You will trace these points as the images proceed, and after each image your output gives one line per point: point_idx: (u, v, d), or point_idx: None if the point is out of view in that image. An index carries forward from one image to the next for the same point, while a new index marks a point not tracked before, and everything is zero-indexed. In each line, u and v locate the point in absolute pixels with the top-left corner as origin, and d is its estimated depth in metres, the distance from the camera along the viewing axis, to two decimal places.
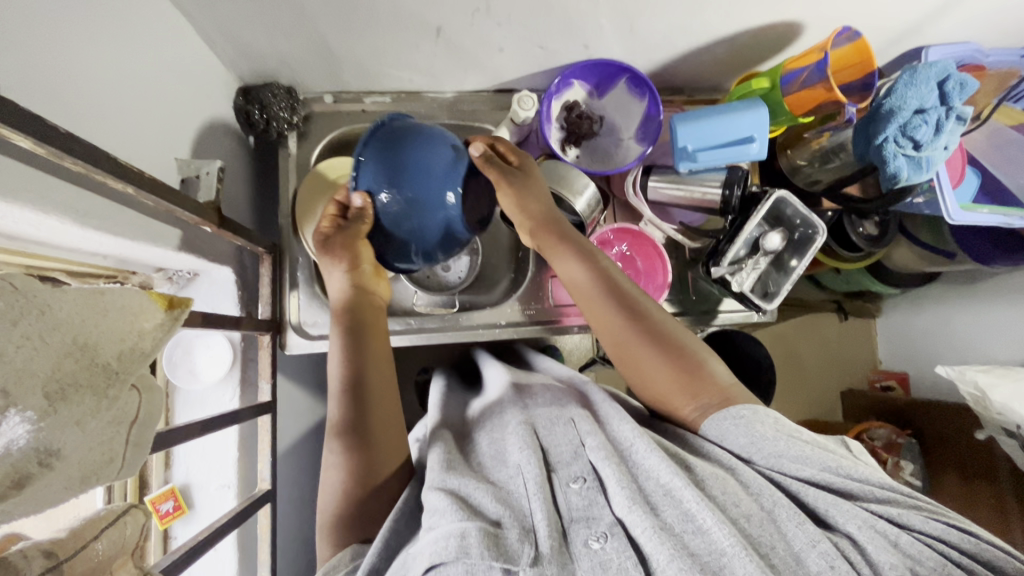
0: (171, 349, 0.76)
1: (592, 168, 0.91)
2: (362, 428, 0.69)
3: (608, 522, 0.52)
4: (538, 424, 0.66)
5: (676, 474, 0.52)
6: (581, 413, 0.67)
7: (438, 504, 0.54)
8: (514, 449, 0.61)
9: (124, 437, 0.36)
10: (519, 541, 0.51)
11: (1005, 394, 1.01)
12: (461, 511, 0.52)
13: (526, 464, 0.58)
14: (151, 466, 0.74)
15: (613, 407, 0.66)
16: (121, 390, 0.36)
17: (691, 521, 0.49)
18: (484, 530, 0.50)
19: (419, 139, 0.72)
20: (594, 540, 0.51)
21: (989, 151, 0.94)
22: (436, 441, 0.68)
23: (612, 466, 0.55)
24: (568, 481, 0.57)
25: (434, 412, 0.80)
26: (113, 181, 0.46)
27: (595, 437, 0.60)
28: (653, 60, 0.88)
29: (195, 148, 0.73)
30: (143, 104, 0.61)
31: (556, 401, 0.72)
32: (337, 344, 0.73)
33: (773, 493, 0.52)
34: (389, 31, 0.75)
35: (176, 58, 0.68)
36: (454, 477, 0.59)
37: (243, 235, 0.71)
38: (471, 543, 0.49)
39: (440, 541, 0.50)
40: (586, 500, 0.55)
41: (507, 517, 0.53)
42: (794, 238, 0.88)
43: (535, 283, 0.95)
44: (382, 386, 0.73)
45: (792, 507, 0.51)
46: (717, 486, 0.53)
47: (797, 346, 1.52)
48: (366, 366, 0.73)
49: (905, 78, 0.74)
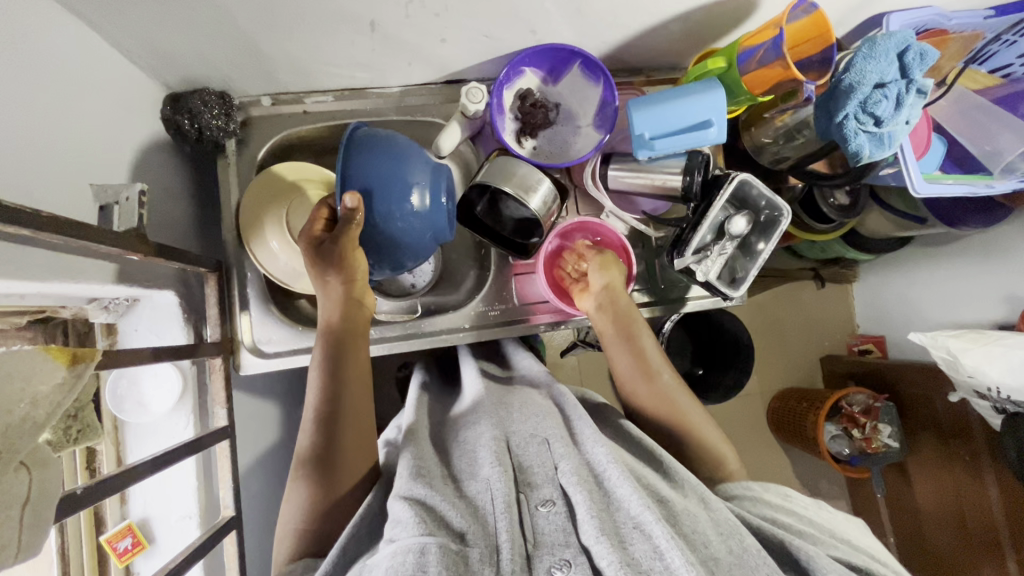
0: (115, 382, 0.72)
1: (549, 159, 0.88)
2: (329, 452, 0.67)
3: (574, 550, 0.51)
4: (512, 441, 0.64)
5: (647, 507, 0.51)
6: (557, 432, 0.65)
7: (401, 515, 0.52)
8: (485, 463, 0.59)
9: (16, 521, 0.33)
10: (481, 561, 0.49)
11: (975, 358, 1.01)
12: (424, 524, 0.50)
13: (495, 481, 0.56)
14: (105, 504, 0.71)
15: (590, 428, 0.64)
16: (4, 473, 0.33)
17: (659, 559, 0.48)
18: (444, 547, 0.48)
19: (390, 154, 0.75)
20: (557, 568, 0.50)
21: (955, 117, 0.92)
22: (409, 445, 0.66)
23: (582, 493, 0.53)
24: (538, 504, 0.56)
25: (410, 412, 0.77)
26: (1, 226, 0.41)
27: (569, 460, 0.58)
28: (606, 41, 0.84)
29: (116, 167, 0.68)
30: (45, 129, 0.56)
31: (534, 412, 0.69)
32: (320, 363, 0.72)
33: (743, 539, 0.52)
34: (319, 27, 0.70)
35: (81, 72, 0.62)
36: (421, 487, 0.57)
37: (179, 258, 0.67)
38: (429, 561, 0.46)
39: (399, 556, 0.47)
40: (554, 525, 0.54)
41: (472, 533, 0.51)
42: (759, 221, 0.85)
43: (500, 282, 0.92)
44: (359, 408, 0.71)
45: (764, 557, 0.50)
46: (689, 524, 0.53)
47: (776, 316, 1.52)
48: (344, 390, 0.70)
49: (864, 51, 0.71)
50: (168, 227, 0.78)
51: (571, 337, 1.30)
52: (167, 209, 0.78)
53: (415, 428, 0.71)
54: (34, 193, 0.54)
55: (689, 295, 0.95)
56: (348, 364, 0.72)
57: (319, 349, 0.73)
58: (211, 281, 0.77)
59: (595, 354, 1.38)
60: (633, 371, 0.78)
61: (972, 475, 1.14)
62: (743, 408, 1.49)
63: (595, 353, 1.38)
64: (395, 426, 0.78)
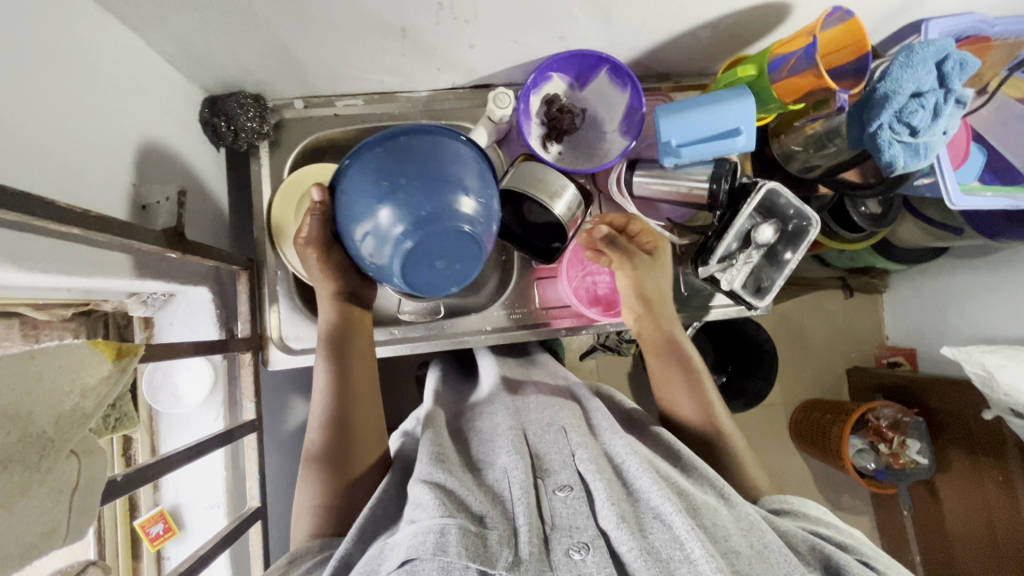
0: (152, 372, 0.75)
1: (575, 164, 0.88)
2: (345, 447, 0.68)
3: (592, 534, 0.51)
4: (529, 430, 0.65)
5: (667, 497, 0.52)
6: (574, 422, 0.66)
7: (422, 497, 0.53)
8: (503, 452, 0.60)
9: (66, 505, 0.35)
10: (499, 544, 0.49)
11: (1011, 375, 0.98)
12: (444, 506, 0.51)
13: (513, 469, 0.57)
14: (139, 492, 0.74)
15: (606, 418, 0.66)
16: (57, 460, 0.35)
17: (680, 549, 0.48)
18: (464, 528, 0.49)
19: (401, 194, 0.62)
20: (575, 551, 0.49)
21: (995, 127, 0.88)
22: (429, 427, 0.68)
23: (602, 480, 0.54)
24: (555, 488, 0.56)
25: (427, 400, 0.79)
26: (53, 225, 0.44)
27: (586, 449, 0.59)
28: (635, 47, 0.84)
29: (159, 168, 0.71)
30: (95, 132, 0.59)
31: (550, 404, 0.70)
32: (323, 350, 0.73)
33: (764, 534, 0.52)
34: (352, 33, 0.72)
35: (127, 77, 0.65)
36: (441, 472, 0.58)
37: (213, 257, 0.69)
38: (449, 541, 0.47)
39: (420, 535, 0.48)
40: (571, 508, 0.54)
41: (491, 516, 0.52)
42: (787, 230, 0.84)
43: (522, 287, 0.93)
44: (366, 386, 0.73)
45: (787, 555, 0.50)
46: (710, 518, 0.53)
47: (802, 326, 1.49)
48: (354, 391, 0.72)
49: (901, 60, 0.69)
50: (203, 226, 0.81)
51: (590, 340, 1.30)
52: (203, 209, 0.81)
53: (434, 414, 0.72)
54: (82, 194, 0.57)
55: (713, 303, 0.94)
56: (352, 350, 0.74)
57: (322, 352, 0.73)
58: (242, 278, 0.80)
59: (614, 359, 1.37)
60: (679, 374, 0.79)
61: (1005, 495, 1.10)
62: (766, 418, 1.47)
63: (614, 358, 1.37)
64: (413, 418, 0.79)
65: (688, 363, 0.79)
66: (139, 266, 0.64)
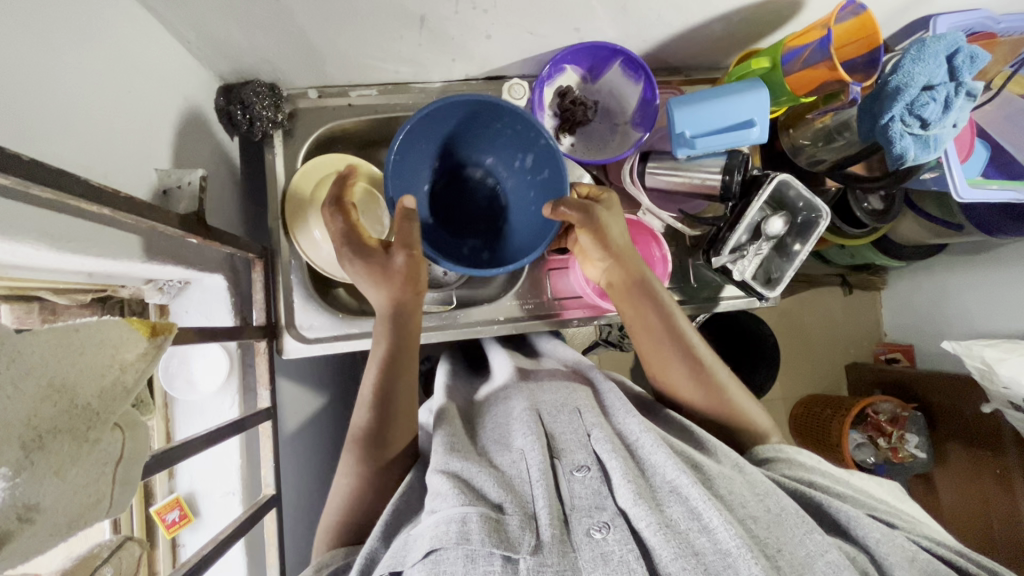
0: (168, 360, 0.75)
1: (587, 156, 0.89)
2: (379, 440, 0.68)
3: (611, 513, 0.51)
4: (543, 408, 0.65)
5: (683, 471, 0.52)
6: (587, 403, 0.66)
7: (441, 488, 0.53)
8: (519, 435, 0.60)
9: (110, 477, 0.36)
10: (520, 528, 0.50)
11: (1011, 368, 0.99)
12: (463, 495, 0.52)
13: (530, 451, 0.57)
14: (154, 480, 0.74)
15: (620, 399, 0.66)
16: (103, 431, 0.35)
17: (697, 520, 0.49)
18: (485, 515, 0.50)
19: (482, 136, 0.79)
20: (596, 530, 0.50)
21: (1000, 122, 0.90)
22: (442, 421, 0.67)
23: (618, 459, 0.54)
24: (572, 469, 0.56)
25: (440, 394, 0.77)
26: (86, 204, 0.44)
27: (601, 429, 0.60)
28: (648, 40, 0.85)
29: (177, 155, 0.71)
30: (118, 115, 0.59)
31: (563, 386, 0.71)
32: (380, 351, 0.71)
33: (779, 497, 0.52)
34: (371, 22, 0.72)
35: (148, 63, 0.65)
36: (457, 460, 0.58)
37: (231, 243, 0.69)
38: (472, 529, 0.48)
39: (442, 525, 0.49)
40: (589, 489, 0.54)
41: (509, 502, 0.52)
42: (797, 222, 0.85)
43: (534, 278, 0.93)
44: (408, 398, 0.71)
45: (800, 514, 0.51)
46: (724, 486, 0.54)
47: (803, 321, 1.51)
48: (400, 389, 0.70)
49: (912, 53, 0.70)
50: (219, 214, 0.81)
51: (595, 334, 1.31)
52: (219, 196, 0.81)
53: (446, 407, 0.72)
54: (105, 177, 0.57)
55: (722, 295, 0.95)
56: (405, 362, 0.71)
57: (383, 340, 0.72)
58: (257, 267, 0.80)
59: (617, 354, 1.38)
60: (685, 366, 0.73)
61: (1003, 486, 1.12)
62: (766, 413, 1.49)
63: (617, 353, 1.38)
64: (427, 410, 0.78)
65: (695, 353, 0.73)
66: (158, 251, 0.63)
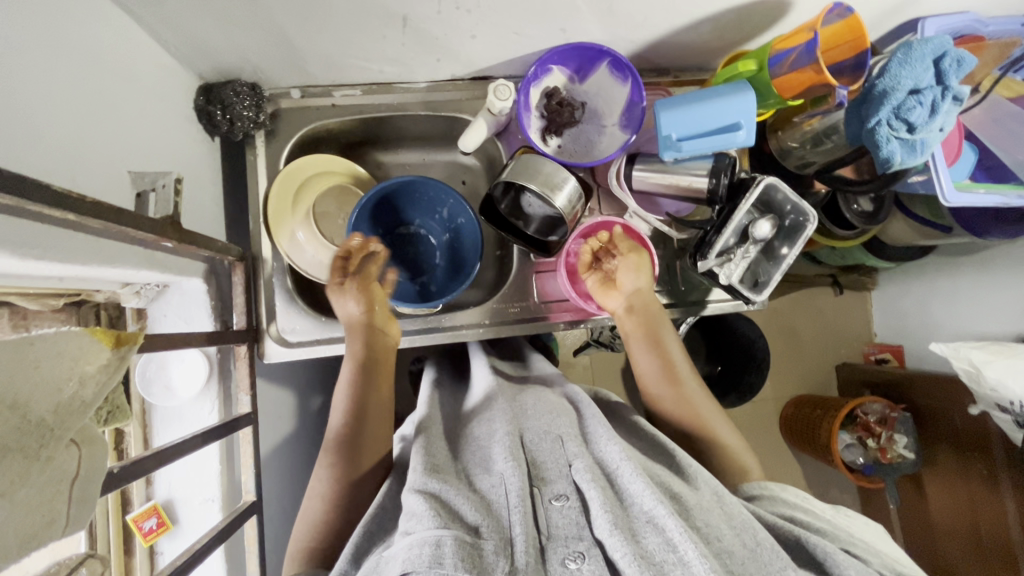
0: (145, 364, 0.73)
1: (573, 158, 0.88)
2: (355, 442, 0.70)
3: (587, 543, 0.52)
4: (527, 435, 0.64)
5: (660, 501, 0.52)
6: (571, 432, 0.65)
7: (416, 508, 0.52)
8: (499, 458, 0.59)
9: (66, 495, 0.35)
10: (495, 553, 0.49)
11: (998, 371, 0.99)
12: (438, 517, 0.50)
13: (509, 476, 0.56)
14: (132, 486, 0.72)
15: (602, 427, 0.65)
16: (56, 449, 0.34)
17: (673, 552, 0.48)
18: (460, 539, 0.48)
19: (411, 200, 0.92)
20: (570, 560, 0.50)
21: (988, 125, 0.89)
22: (421, 437, 0.67)
23: (596, 489, 0.53)
24: (551, 497, 0.56)
25: (423, 407, 0.77)
26: (48, 210, 0.43)
27: (582, 459, 0.59)
28: (636, 40, 0.84)
29: (154, 156, 0.70)
30: (89, 116, 0.58)
31: (547, 412, 0.69)
32: (348, 375, 0.75)
33: (756, 532, 0.52)
34: (352, 21, 0.71)
35: (121, 62, 0.63)
36: (436, 481, 0.57)
37: (207, 246, 0.67)
38: (445, 553, 0.47)
39: (415, 548, 0.47)
40: (568, 519, 0.54)
41: (486, 526, 0.51)
42: (784, 225, 0.84)
43: (520, 281, 0.93)
44: (380, 412, 0.74)
45: (777, 550, 0.50)
46: (703, 518, 0.53)
47: (793, 322, 1.51)
48: (368, 406, 0.74)
49: (899, 56, 0.70)
50: (200, 215, 0.79)
51: (585, 336, 1.31)
52: (199, 198, 0.79)
53: (428, 423, 0.71)
54: (76, 181, 0.56)
55: (710, 298, 0.95)
56: (373, 388, 0.75)
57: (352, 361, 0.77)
58: (238, 270, 0.79)
59: (608, 355, 1.37)
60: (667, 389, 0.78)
61: (989, 489, 1.12)
62: (757, 413, 1.49)
63: (608, 354, 1.37)
64: (410, 423, 0.77)
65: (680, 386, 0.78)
66: (132, 255, 0.62)
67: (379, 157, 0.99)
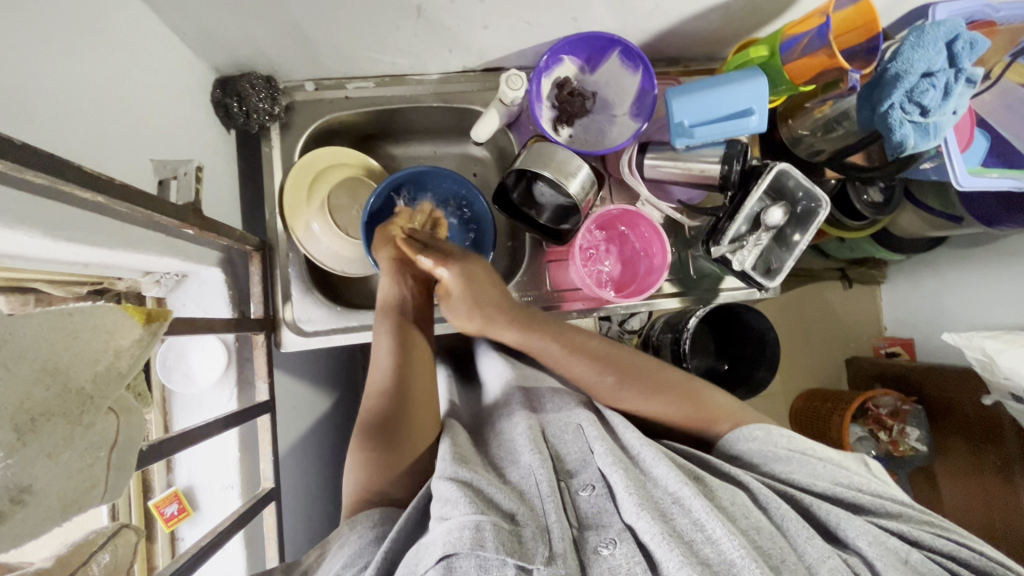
0: (165, 352, 0.74)
1: (584, 147, 0.88)
2: (394, 422, 0.69)
3: (618, 528, 0.51)
4: (548, 428, 0.66)
5: (684, 483, 0.53)
6: (591, 420, 0.66)
7: (449, 494, 0.52)
8: (524, 450, 0.60)
9: (104, 462, 0.36)
10: (534, 539, 0.49)
11: (1012, 359, 0.99)
12: (474, 503, 0.50)
13: (537, 467, 0.57)
14: (152, 469, 0.74)
15: (620, 418, 0.67)
16: (96, 416, 0.36)
17: (700, 531, 0.49)
18: (498, 524, 0.48)
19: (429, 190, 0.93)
20: (603, 546, 0.50)
21: (999, 111, 0.89)
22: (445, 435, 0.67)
23: (620, 473, 0.54)
24: (579, 488, 0.57)
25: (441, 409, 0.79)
26: (81, 191, 0.44)
27: (603, 443, 0.60)
28: (645, 30, 0.84)
29: (174, 146, 0.71)
30: (113, 105, 0.59)
31: (564, 406, 0.71)
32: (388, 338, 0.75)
33: (780, 507, 0.53)
34: (367, 13, 0.72)
35: (142, 53, 0.65)
36: (465, 469, 0.57)
37: (227, 235, 0.68)
38: (486, 536, 0.47)
39: (454, 531, 0.47)
40: (596, 506, 0.55)
41: (521, 513, 0.51)
42: (796, 212, 0.84)
43: (533, 271, 0.93)
44: (421, 374, 0.74)
45: (801, 521, 0.52)
46: (726, 496, 0.54)
47: (802, 315, 1.50)
48: (410, 369, 0.73)
49: (912, 39, 0.70)
50: (217, 206, 0.80)
51: None
52: (217, 189, 0.80)
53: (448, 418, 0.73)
54: (101, 168, 0.57)
55: (723, 287, 0.96)
56: (415, 348, 0.76)
57: (390, 326, 0.77)
58: (255, 259, 0.80)
59: None
60: (626, 389, 0.72)
61: (1004, 479, 1.12)
62: (767, 407, 1.48)
63: None
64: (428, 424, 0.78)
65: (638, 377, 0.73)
66: (155, 242, 0.63)
67: (390, 150, 1.00)
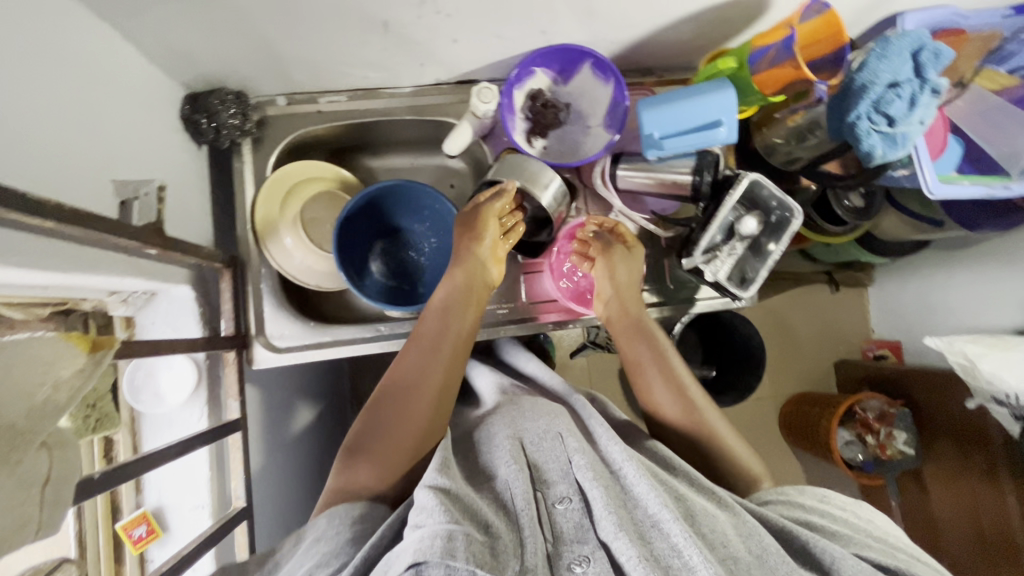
0: (132, 373, 0.73)
1: (558, 159, 0.88)
2: (403, 404, 0.69)
3: (592, 545, 0.51)
4: (528, 438, 0.64)
5: (665, 505, 0.52)
6: (570, 429, 0.64)
7: (426, 501, 0.51)
8: (504, 465, 0.59)
9: (37, 499, 0.35)
10: (506, 553, 0.48)
11: (993, 363, 0.99)
12: (449, 512, 0.49)
13: (515, 482, 0.56)
14: (121, 491, 0.73)
15: (603, 427, 0.65)
16: (27, 451, 0.35)
17: (678, 557, 0.48)
18: (471, 535, 0.47)
19: (404, 203, 0.92)
20: (576, 564, 0.50)
21: (972, 117, 0.88)
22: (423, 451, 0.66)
23: (599, 489, 0.53)
24: (555, 500, 0.56)
25: None
26: (26, 218, 0.43)
27: (583, 455, 0.58)
28: (617, 41, 0.84)
29: (139, 164, 0.70)
30: (71, 126, 0.58)
31: (547, 411, 0.69)
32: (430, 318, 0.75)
33: (761, 537, 0.52)
34: (334, 28, 0.72)
35: (104, 72, 0.64)
36: (446, 480, 0.56)
37: (192, 253, 0.68)
38: (457, 546, 0.45)
39: (426, 539, 0.46)
40: (572, 522, 0.53)
41: (496, 526, 0.51)
42: (770, 221, 0.84)
43: (509, 282, 0.93)
44: (449, 360, 0.73)
45: (781, 553, 0.51)
46: (707, 523, 0.53)
47: (789, 320, 1.50)
48: (439, 353, 0.73)
49: (877, 51, 0.70)
50: (188, 223, 0.80)
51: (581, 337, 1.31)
52: (187, 206, 0.80)
53: None
54: (58, 190, 0.56)
55: (699, 296, 0.95)
56: (453, 328, 0.75)
57: (440, 306, 0.77)
58: (225, 276, 0.79)
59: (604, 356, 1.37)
60: (656, 377, 0.76)
61: (990, 482, 1.11)
62: (755, 412, 1.48)
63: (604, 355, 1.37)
64: None
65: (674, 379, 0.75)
66: (116, 263, 0.62)
67: (367, 163, 1.00)
